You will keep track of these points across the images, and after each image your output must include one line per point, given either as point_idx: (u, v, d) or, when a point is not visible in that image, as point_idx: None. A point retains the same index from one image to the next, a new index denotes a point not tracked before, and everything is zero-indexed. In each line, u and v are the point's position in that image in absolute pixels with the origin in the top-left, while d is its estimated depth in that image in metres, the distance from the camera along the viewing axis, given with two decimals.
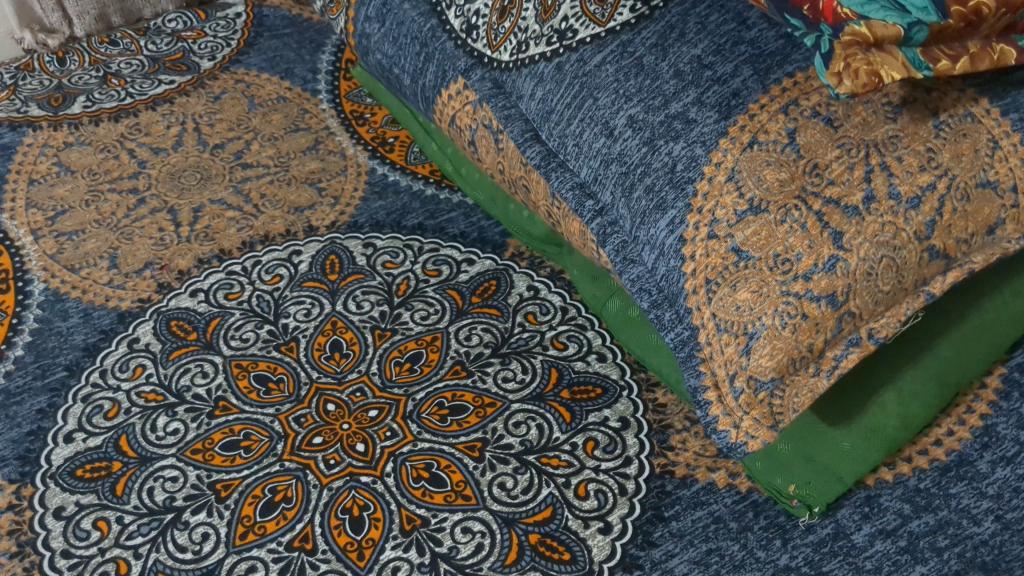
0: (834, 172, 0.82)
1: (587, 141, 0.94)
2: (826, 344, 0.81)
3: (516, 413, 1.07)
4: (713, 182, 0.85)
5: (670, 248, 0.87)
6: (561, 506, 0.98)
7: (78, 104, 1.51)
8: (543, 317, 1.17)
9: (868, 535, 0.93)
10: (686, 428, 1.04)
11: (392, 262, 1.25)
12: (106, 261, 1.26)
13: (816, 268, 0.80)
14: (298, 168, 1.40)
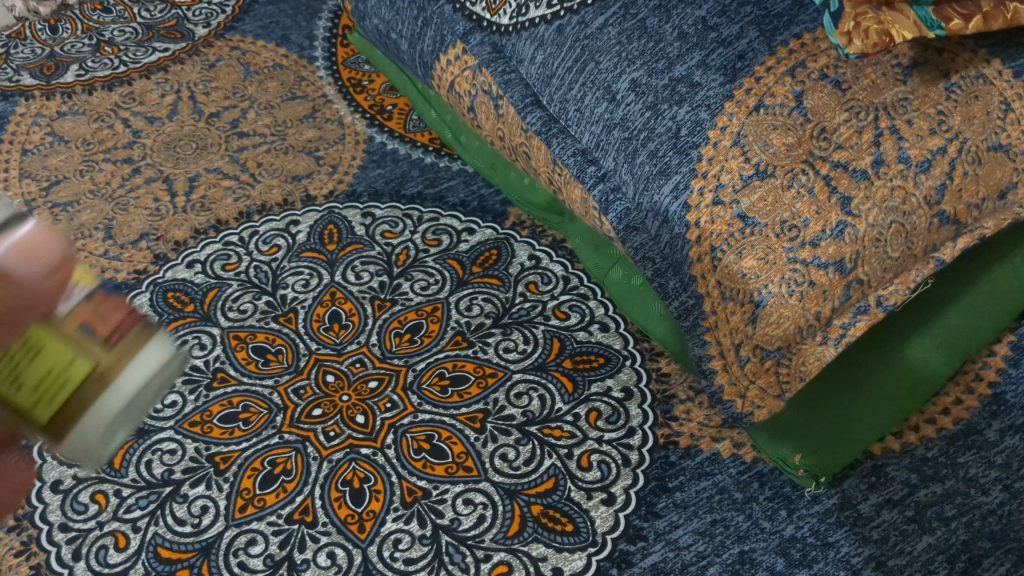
0: (842, 136, 0.80)
1: (589, 106, 0.92)
2: (833, 312, 0.80)
3: (517, 384, 1.06)
4: (718, 147, 0.83)
5: (674, 215, 0.84)
6: (563, 477, 0.97)
7: (70, 73, 1.49)
8: (545, 287, 1.16)
9: (874, 505, 0.92)
10: (690, 398, 1.02)
11: (391, 231, 1.24)
12: (101, 232, 1.24)
13: (823, 235, 0.79)
14: (295, 136, 1.38)
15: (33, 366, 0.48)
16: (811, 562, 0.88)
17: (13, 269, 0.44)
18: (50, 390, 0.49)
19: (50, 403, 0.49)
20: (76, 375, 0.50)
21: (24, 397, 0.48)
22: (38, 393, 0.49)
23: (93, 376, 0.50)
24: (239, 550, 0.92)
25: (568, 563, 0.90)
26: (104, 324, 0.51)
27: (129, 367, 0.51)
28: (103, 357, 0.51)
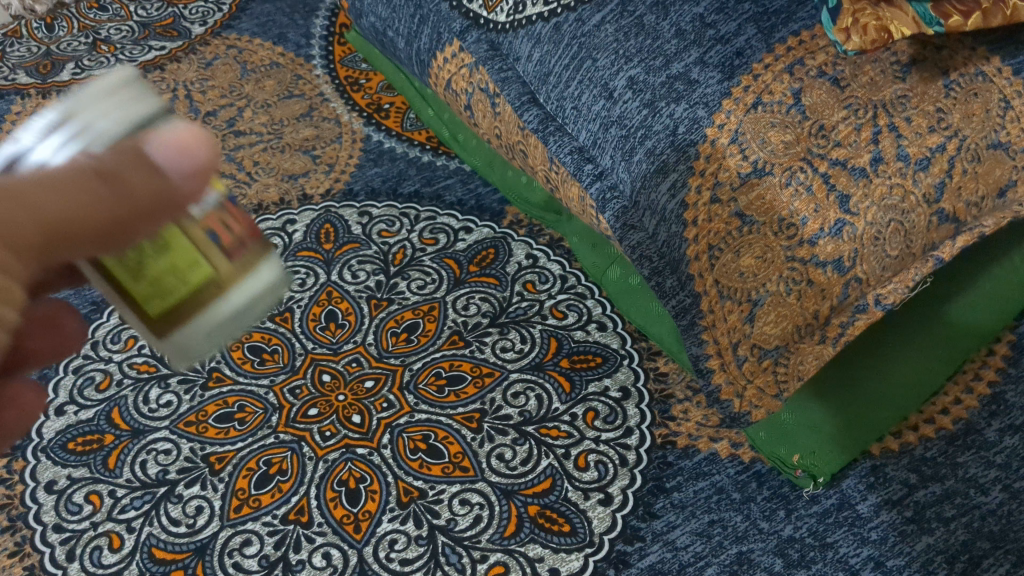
0: (841, 133, 0.80)
1: (586, 104, 0.91)
2: (832, 310, 0.81)
3: (514, 383, 1.05)
4: (716, 145, 0.81)
5: (672, 213, 0.83)
6: (560, 477, 0.96)
7: (66, 71, 1.48)
8: (542, 286, 1.15)
9: (873, 505, 0.91)
10: (688, 398, 1.02)
11: (388, 230, 1.23)
12: None
13: (821, 234, 0.78)
14: (291, 135, 1.37)
15: (163, 261, 0.52)
16: (809, 562, 0.88)
17: (165, 164, 0.47)
18: (169, 286, 0.53)
19: (167, 296, 0.54)
20: (193, 277, 0.54)
21: (141, 288, 0.53)
22: (155, 287, 0.53)
23: (208, 280, 0.54)
24: (234, 551, 0.92)
25: (565, 563, 0.89)
26: (228, 231, 0.54)
27: (240, 282, 0.56)
28: (223, 269, 0.55)
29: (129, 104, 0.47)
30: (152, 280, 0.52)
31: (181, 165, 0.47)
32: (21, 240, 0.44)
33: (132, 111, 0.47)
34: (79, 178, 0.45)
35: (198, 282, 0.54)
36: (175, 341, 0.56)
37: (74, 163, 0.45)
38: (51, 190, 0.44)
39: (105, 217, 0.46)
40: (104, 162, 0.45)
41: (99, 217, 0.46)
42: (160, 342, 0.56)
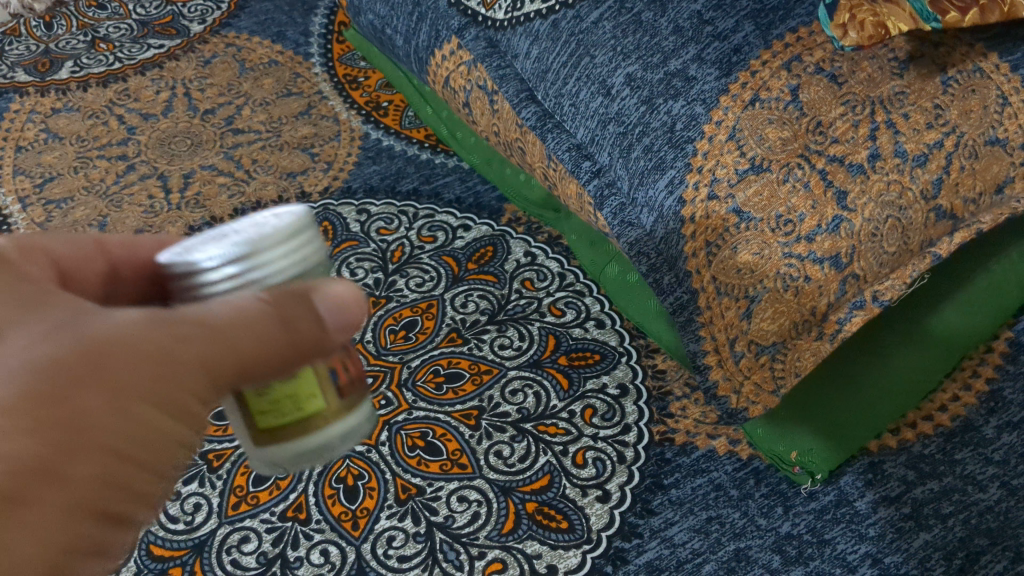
0: (838, 130, 0.80)
1: (584, 101, 0.91)
2: (829, 308, 0.79)
3: (512, 380, 1.05)
4: (714, 142, 0.82)
5: (668, 210, 0.84)
6: (558, 474, 0.96)
7: (65, 69, 1.48)
8: (541, 284, 1.15)
9: (871, 502, 0.91)
10: (686, 395, 1.02)
11: (386, 228, 1.23)
12: (95, 228, 1.24)
13: (819, 230, 0.78)
14: (290, 133, 1.37)
15: (287, 387, 0.54)
16: (807, 559, 0.88)
17: (327, 318, 0.51)
18: (285, 411, 0.55)
19: (281, 416, 0.56)
20: (308, 409, 0.56)
21: (262, 403, 0.55)
22: (274, 406, 0.55)
23: (321, 414, 0.56)
24: (232, 547, 0.92)
25: (562, 560, 0.89)
26: (345, 372, 0.57)
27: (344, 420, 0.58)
28: (333, 406, 0.57)
29: (298, 249, 0.54)
30: (273, 401, 0.55)
31: (341, 321, 0.52)
32: (209, 364, 0.48)
33: (298, 257, 0.54)
34: (268, 314, 0.49)
35: (312, 414, 0.56)
36: (273, 458, 0.58)
37: (261, 302, 0.49)
38: (241, 328, 0.48)
39: (277, 357, 0.50)
40: (286, 307, 0.49)
41: (274, 356, 0.50)
42: (259, 453, 0.59)
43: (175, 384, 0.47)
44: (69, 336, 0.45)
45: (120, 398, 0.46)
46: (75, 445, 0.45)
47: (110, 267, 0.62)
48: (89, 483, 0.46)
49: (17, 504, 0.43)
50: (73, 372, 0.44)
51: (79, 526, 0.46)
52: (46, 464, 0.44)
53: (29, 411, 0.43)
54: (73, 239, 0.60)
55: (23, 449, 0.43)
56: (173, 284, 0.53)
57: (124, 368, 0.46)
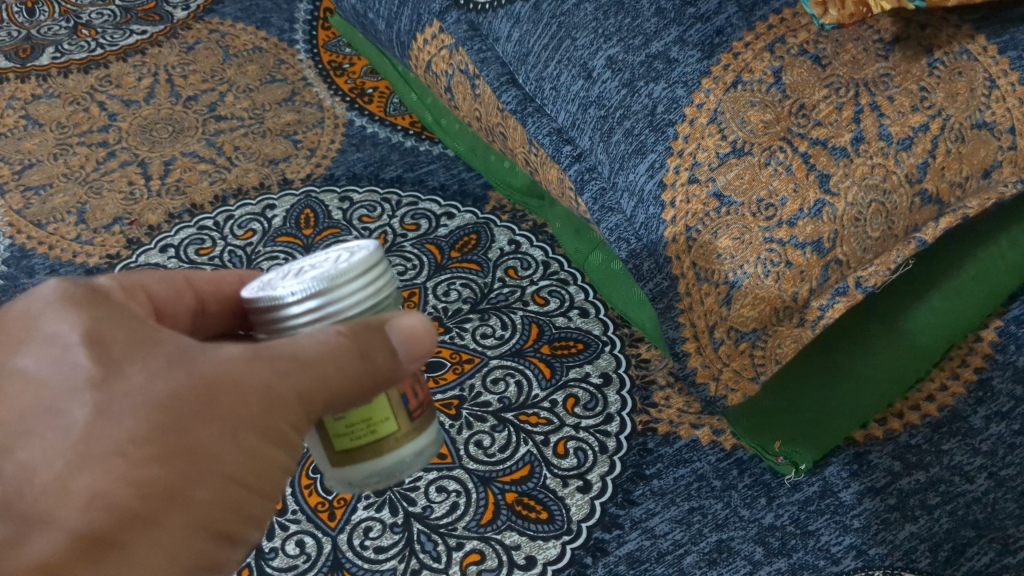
0: (822, 112, 0.78)
1: (565, 84, 0.89)
2: (811, 293, 0.77)
3: (494, 369, 1.03)
4: (695, 125, 0.80)
5: (649, 194, 0.82)
6: (539, 464, 0.95)
7: (46, 55, 1.47)
8: (524, 272, 1.13)
9: (856, 493, 0.89)
10: (670, 384, 1.00)
11: (368, 216, 1.21)
12: (74, 216, 1.23)
13: (801, 214, 0.76)
14: (273, 119, 1.35)
15: (360, 409, 0.57)
16: (789, 550, 0.86)
17: (397, 347, 0.54)
18: (360, 433, 0.58)
19: (356, 439, 0.58)
20: (380, 431, 0.58)
21: (339, 426, 0.58)
22: (349, 429, 0.58)
23: (393, 436, 0.59)
24: None
25: (542, 551, 0.88)
26: (415, 397, 0.60)
27: (416, 442, 0.60)
28: (405, 429, 0.59)
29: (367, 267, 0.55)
30: (349, 424, 0.58)
31: (415, 351, 0.54)
32: (301, 396, 0.52)
33: (369, 275, 0.55)
34: (346, 348, 0.52)
35: (384, 435, 0.58)
36: (350, 478, 0.60)
37: (338, 335, 0.52)
38: (324, 363, 0.51)
39: (360, 386, 0.53)
40: (361, 341, 0.52)
41: (358, 386, 0.53)
42: (336, 474, 0.61)
43: (275, 417, 0.51)
44: (180, 376, 0.50)
45: (230, 429, 0.50)
46: (194, 474, 0.50)
47: (197, 300, 0.66)
48: (210, 507, 0.50)
49: (150, 529, 0.48)
50: (185, 411, 0.49)
51: (207, 545, 0.51)
52: (171, 491, 0.49)
53: (154, 445, 0.48)
54: (164, 276, 0.65)
55: (151, 480, 0.48)
56: (258, 316, 0.56)
57: (230, 404, 0.50)
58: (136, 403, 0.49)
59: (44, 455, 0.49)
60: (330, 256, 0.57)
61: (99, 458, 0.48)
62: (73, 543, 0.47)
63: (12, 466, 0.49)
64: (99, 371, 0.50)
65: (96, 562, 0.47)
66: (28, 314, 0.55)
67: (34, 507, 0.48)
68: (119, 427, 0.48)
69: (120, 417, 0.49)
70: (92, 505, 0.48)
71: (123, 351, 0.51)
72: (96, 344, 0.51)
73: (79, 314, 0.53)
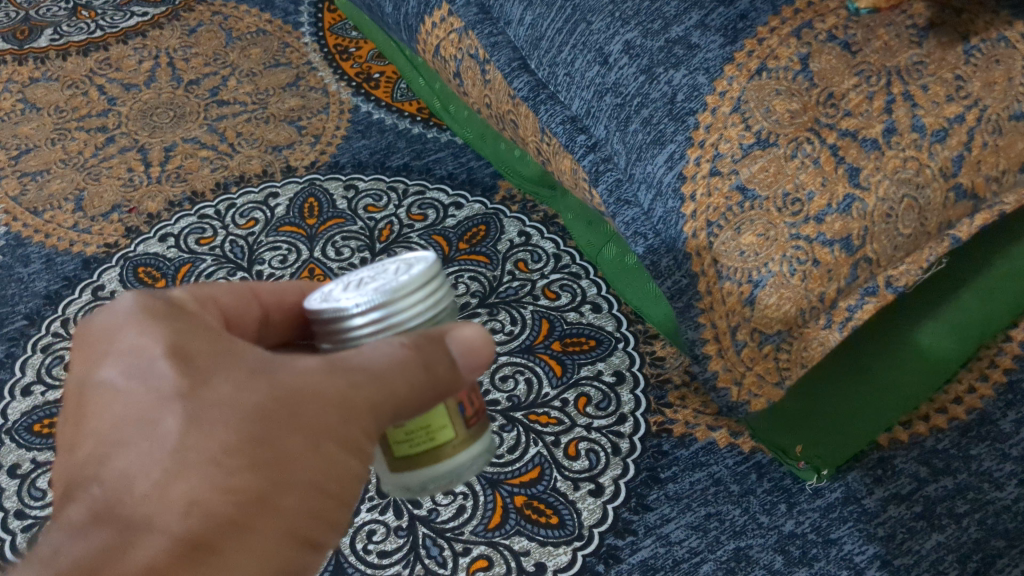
0: (852, 102, 0.74)
1: (580, 70, 0.85)
2: (839, 292, 0.73)
3: (503, 366, 1.00)
4: (717, 114, 0.76)
5: (668, 186, 0.78)
6: (549, 466, 0.91)
7: (44, 37, 1.43)
8: (535, 265, 1.10)
9: (880, 500, 0.86)
10: (686, 383, 0.96)
11: (374, 205, 1.17)
12: (71, 203, 1.19)
13: (829, 210, 0.72)
14: (277, 104, 1.31)
15: (419, 417, 0.55)
16: (810, 560, 0.83)
17: (458, 360, 0.51)
18: (418, 440, 0.56)
19: (413, 446, 0.57)
20: (439, 439, 0.57)
21: (396, 434, 0.56)
22: (406, 437, 0.56)
23: (451, 443, 0.57)
24: None
25: (552, 558, 0.84)
26: (473, 403, 0.58)
27: (472, 449, 0.58)
28: (463, 435, 0.58)
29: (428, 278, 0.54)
30: (407, 432, 0.56)
31: (474, 363, 0.52)
32: (377, 409, 0.49)
33: (430, 287, 0.54)
34: (413, 359, 0.50)
35: (443, 443, 0.57)
36: (403, 485, 0.59)
37: (403, 347, 0.50)
38: (396, 374, 0.49)
39: (427, 398, 0.51)
40: (425, 354, 0.50)
41: (429, 398, 0.51)
42: (388, 481, 0.60)
43: (359, 429, 0.49)
44: (263, 386, 0.49)
45: (314, 439, 0.48)
46: (284, 483, 0.48)
47: (263, 311, 0.63)
48: (300, 517, 0.48)
49: (246, 536, 0.46)
50: (272, 418, 0.48)
51: (298, 555, 0.49)
52: (263, 501, 0.47)
53: (246, 454, 0.47)
54: (230, 287, 0.61)
55: (246, 487, 0.46)
56: (319, 325, 0.55)
57: (312, 414, 0.48)
58: (227, 413, 0.47)
59: (139, 463, 0.47)
60: (389, 269, 0.56)
61: (197, 466, 0.46)
62: (176, 547, 0.45)
63: (107, 475, 0.47)
64: (186, 382, 0.49)
65: (195, 570, 0.45)
66: (107, 327, 0.53)
67: (133, 515, 0.46)
68: (212, 436, 0.47)
69: (211, 427, 0.47)
70: (192, 512, 0.46)
71: (207, 362, 0.50)
72: (178, 356, 0.50)
73: (160, 325, 0.52)
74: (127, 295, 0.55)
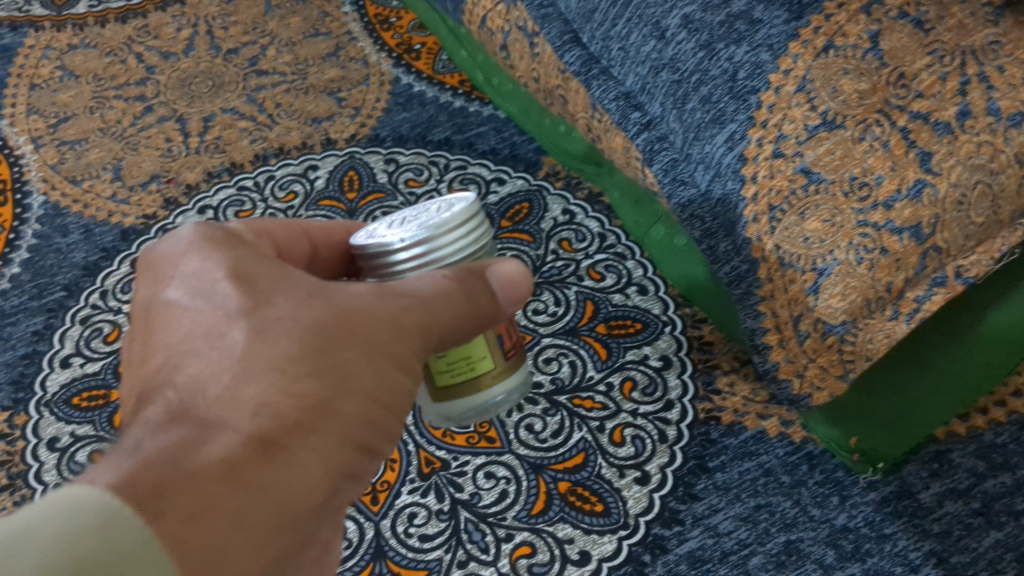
0: (923, 83, 0.68)
1: (635, 44, 0.80)
2: (906, 283, 0.70)
3: (546, 348, 0.98)
4: (781, 93, 0.71)
5: (728, 168, 0.75)
6: (594, 452, 0.89)
7: (82, 3, 1.41)
8: (579, 244, 1.07)
9: (936, 495, 0.83)
10: (735, 369, 0.94)
11: (415, 179, 1.15)
12: (109, 172, 1.18)
13: (898, 196, 0.68)
14: (316, 75, 1.29)
15: (462, 349, 0.62)
16: (863, 555, 0.81)
17: (498, 292, 0.59)
18: (460, 370, 0.62)
19: (455, 374, 0.63)
20: (478, 369, 0.63)
21: (441, 363, 0.62)
22: (450, 366, 0.62)
23: (490, 373, 0.64)
24: None
25: (596, 546, 0.83)
26: (508, 337, 0.65)
27: (507, 379, 0.65)
28: (499, 364, 0.64)
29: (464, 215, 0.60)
30: (450, 362, 0.62)
31: (510, 295, 0.60)
32: (424, 330, 0.55)
33: (467, 224, 0.60)
34: (456, 289, 0.56)
35: (482, 373, 0.63)
36: (445, 411, 0.66)
37: (447, 278, 0.56)
38: (443, 300, 0.55)
39: (466, 326, 0.57)
40: (469, 284, 0.57)
41: (466, 325, 0.58)
42: (431, 407, 0.66)
43: (405, 346, 0.54)
44: (321, 305, 0.53)
45: (369, 352, 0.53)
46: (341, 390, 0.52)
47: (312, 247, 0.68)
48: (354, 422, 0.52)
49: (310, 436, 0.50)
50: (330, 334, 0.52)
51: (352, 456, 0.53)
52: (323, 404, 0.51)
53: (308, 362, 0.51)
54: (284, 223, 0.66)
55: (311, 392, 0.50)
56: (367, 260, 0.61)
57: (367, 332, 0.53)
58: (288, 326, 0.52)
59: (210, 370, 0.51)
60: (430, 209, 0.62)
61: (263, 371, 0.50)
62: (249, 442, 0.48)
63: (181, 379, 0.51)
64: (248, 301, 0.53)
65: (267, 462, 0.48)
66: (171, 255, 0.57)
67: (207, 414, 0.49)
68: (277, 346, 0.51)
69: (276, 338, 0.51)
70: (262, 412, 0.49)
71: (267, 284, 0.54)
72: (240, 279, 0.54)
73: (221, 252, 0.56)
74: (187, 227, 0.59)
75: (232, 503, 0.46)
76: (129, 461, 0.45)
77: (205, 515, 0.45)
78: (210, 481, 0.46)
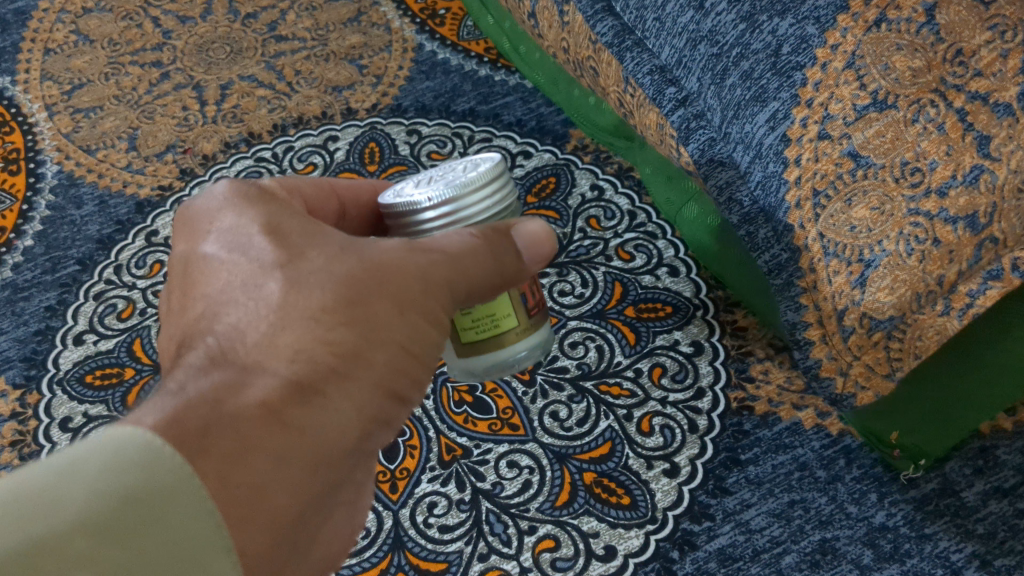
0: (982, 60, 0.60)
1: (672, 15, 0.77)
2: (960, 275, 0.64)
3: (572, 332, 0.94)
4: (828, 69, 0.66)
5: (769, 149, 0.70)
6: (621, 442, 0.86)
7: None
8: (608, 222, 1.03)
9: (980, 493, 0.79)
10: (769, 356, 0.90)
11: (438, 152, 1.11)
12: (124, 142, 1.15)
13: (953, 182, 0.62)
14: (337, 41, 1.24)
15: (487, 305, 0.58)
16: (902, 556, 0.77)
17: (527, 249, 0.54)
18: (484, 326, 0.59)
19: (479, 332, 0.60)
20: (502, 326, 0.60)
21: (465, 319, 0.59)
22: (474, 323, 0.59)
23: (513, 330, 0.60)
24: None
25: (622, 541, 0.80)
26: (532, 294, 0.61)
27: (531, 337, 0.62)
28: (523, 322, 0.61)
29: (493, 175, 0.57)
30: (475, 319, 0.59)
31: (539, 251, 0.55)
32: (452, 287, 0.52)
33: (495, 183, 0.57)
34: (483, 245, 0.52)
35: (505, 330, 0.60)
36: (468, 368, 0.63)
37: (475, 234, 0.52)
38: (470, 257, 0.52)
39: (494, 283, 0.54)
40: (497, 240, 0.53)
41: (491, 282, 0.54)
42: (454, 364, 0.63)
43: (432, 302, 0.52)
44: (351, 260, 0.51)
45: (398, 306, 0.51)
46: (373, 342, 0.51)
47: (341, 206, 0.66)
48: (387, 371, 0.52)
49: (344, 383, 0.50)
50: (360, 287, 0.50)
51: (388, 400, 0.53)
52: (355, 353, 0.50)
53: (340, 312, 0.50)
54: (314, 181, 0.64)
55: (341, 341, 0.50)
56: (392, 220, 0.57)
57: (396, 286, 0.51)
58: (322, 279, 0.50)
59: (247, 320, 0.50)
60: (457, 168, 0.58)
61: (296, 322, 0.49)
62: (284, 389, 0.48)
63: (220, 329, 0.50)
64: (283, 254, 0.51)
65: (302, 407, 0.49)
66: (205, 209, 0.55)
67: (245, 359, 0.49)
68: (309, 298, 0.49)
69: (309, 291, 0.50)
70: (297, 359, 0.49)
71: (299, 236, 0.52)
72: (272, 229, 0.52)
73: (255, 207, 0.54)
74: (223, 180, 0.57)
75: (270, 442, 0.47)
76: (174, 403, 0.46)
77: (243, 454, 0.46)
78: (248, 424, 0.47)
